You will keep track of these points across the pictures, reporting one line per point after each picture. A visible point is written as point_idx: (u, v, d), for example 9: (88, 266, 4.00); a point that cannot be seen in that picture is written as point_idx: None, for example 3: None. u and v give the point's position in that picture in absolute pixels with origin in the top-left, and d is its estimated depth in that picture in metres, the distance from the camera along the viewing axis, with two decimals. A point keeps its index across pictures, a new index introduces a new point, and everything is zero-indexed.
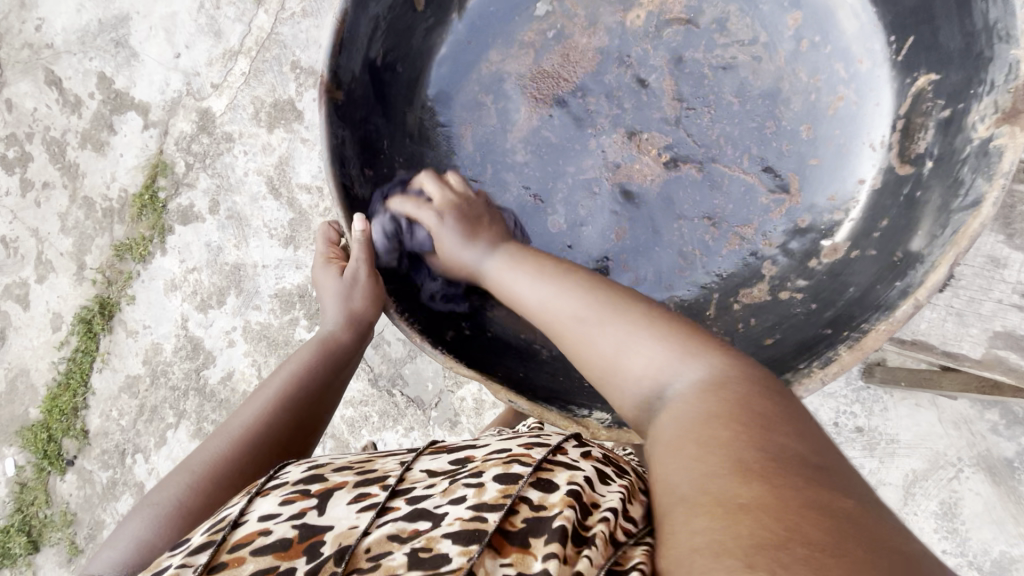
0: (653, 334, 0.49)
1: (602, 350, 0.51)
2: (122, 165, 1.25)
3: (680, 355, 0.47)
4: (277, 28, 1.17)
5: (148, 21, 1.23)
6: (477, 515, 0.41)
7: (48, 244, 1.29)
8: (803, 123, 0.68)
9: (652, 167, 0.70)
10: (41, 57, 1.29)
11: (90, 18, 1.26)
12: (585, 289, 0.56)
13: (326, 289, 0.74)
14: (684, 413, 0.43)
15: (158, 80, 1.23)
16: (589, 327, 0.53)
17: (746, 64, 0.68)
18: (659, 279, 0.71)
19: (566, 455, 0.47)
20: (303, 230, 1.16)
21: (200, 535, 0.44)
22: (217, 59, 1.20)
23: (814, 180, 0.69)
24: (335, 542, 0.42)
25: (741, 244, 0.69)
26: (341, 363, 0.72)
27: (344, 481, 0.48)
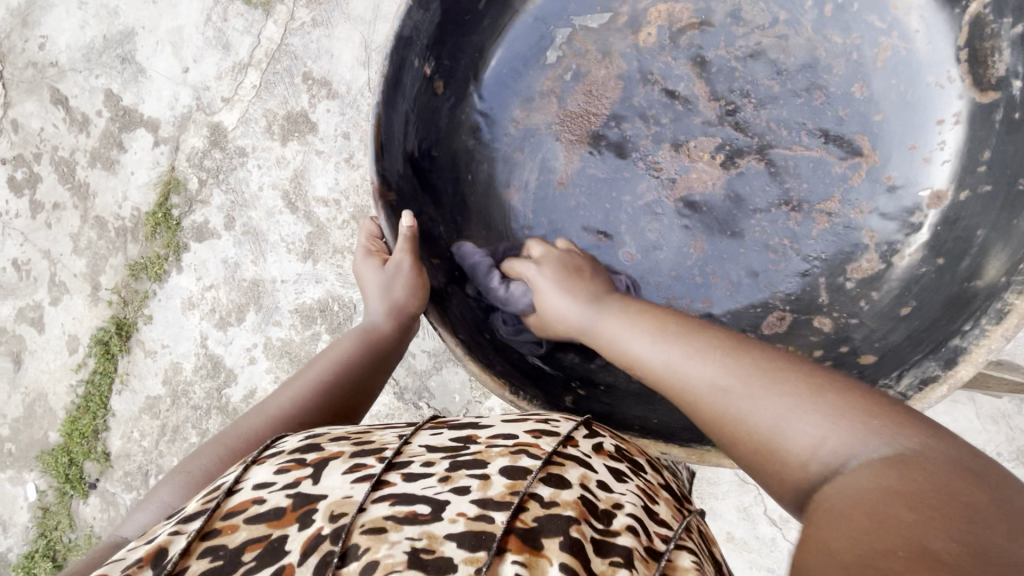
0: (823, 405, 0.45)
1: (756, 418, 0.47)
2: (134, 184, 1.24)
3: (852, 429, 0.43)
4: (287, 39, 1.15)
5: (154, 36, 1.21)
6: (483, 515, 0.39)
7: (61, 265, 1.27)
8: (850, 84, 0.65)
9: (709, 172, 0.68)
10: (45, 75, 1.27)
11: (95, 34, 1.24)
12: (716, 344, 0.53)
13: (368, 275, 0.72)
14: (853, 493, 0.39)
15: (167, 96, 1.21)
16: (739, 394, 0.49)
17: (773, 45, 0.66)
18: (755, 281, 0.68)
19: (578, 449, 0.47)
20: (322, 244, 1.14)
21: (194, 504, 0.41)
22: (226, 72, 1.18)
23: (885, 136, 0.65)
24: (329, 511, 0.39)
25: (829, 221, 0.66)
26: (383, 354, 0.70)
27: (340, 451, 0.45)
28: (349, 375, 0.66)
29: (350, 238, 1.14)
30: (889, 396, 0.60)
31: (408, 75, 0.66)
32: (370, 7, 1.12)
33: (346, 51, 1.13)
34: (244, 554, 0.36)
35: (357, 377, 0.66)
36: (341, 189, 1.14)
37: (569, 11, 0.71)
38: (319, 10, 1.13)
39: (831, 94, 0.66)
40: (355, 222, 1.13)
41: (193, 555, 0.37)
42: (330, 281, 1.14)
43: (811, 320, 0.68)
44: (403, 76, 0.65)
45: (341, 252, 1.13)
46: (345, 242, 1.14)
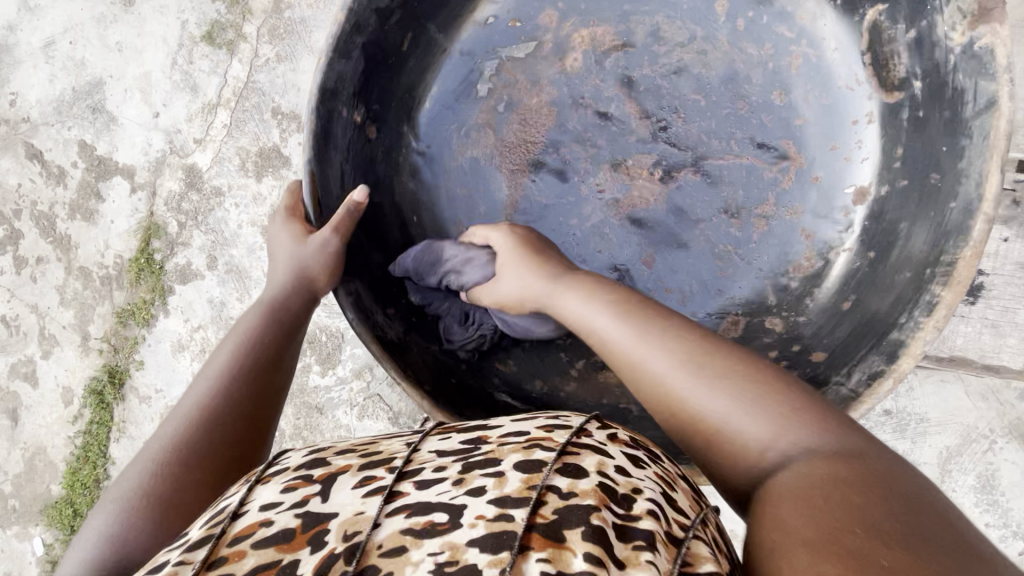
0: (751, 392, 0.45)
1: (693, 402, 0.46)
2: (115, 232, 1.24)
3: (777, 415, 0.44)
4: (253, 76, 1.16)
5: (122, 84, 1.22)
6: (502, 514, 0.36)
7: (49, 318, 1.28)
8: (769, 93, 0.70)
9: (650, 189, 0.72)
10: (19, 131, 1.27)
11: (64, 87, 1.25)
12: (653, 325, 0.52)
13: (282, 248, 0.68)
14: (790, 473, 0.40)
15: (140, 142, 1.22)
16: (679, 379, 0.47)
17: (693, 61, 0.70)
18: (705, 288, 0.72)
19: (593, 436, 0.43)
20: None
21: (196, 530, 0.39)
22: (196, 114, 1.19)
23: (808, 138, 0.70)
24: (341, 531, 0.37)
25: (767, 224, 0.71)
26: (299, 321, 0.65)
27: (348, 464, 0.42)
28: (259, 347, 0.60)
29: None
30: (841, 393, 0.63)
31: (338, 125, 0.68)
32: None
33: None
34: None
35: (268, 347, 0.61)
36: None
37: (493, 44, 0.74)
38: (282, 44, 1.14)
39: (753, 105, 0.70)
40: None
41: None
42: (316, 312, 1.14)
43: (763, 321, 0.72)
44: (332, 128, 0.67)
45: None
46: None
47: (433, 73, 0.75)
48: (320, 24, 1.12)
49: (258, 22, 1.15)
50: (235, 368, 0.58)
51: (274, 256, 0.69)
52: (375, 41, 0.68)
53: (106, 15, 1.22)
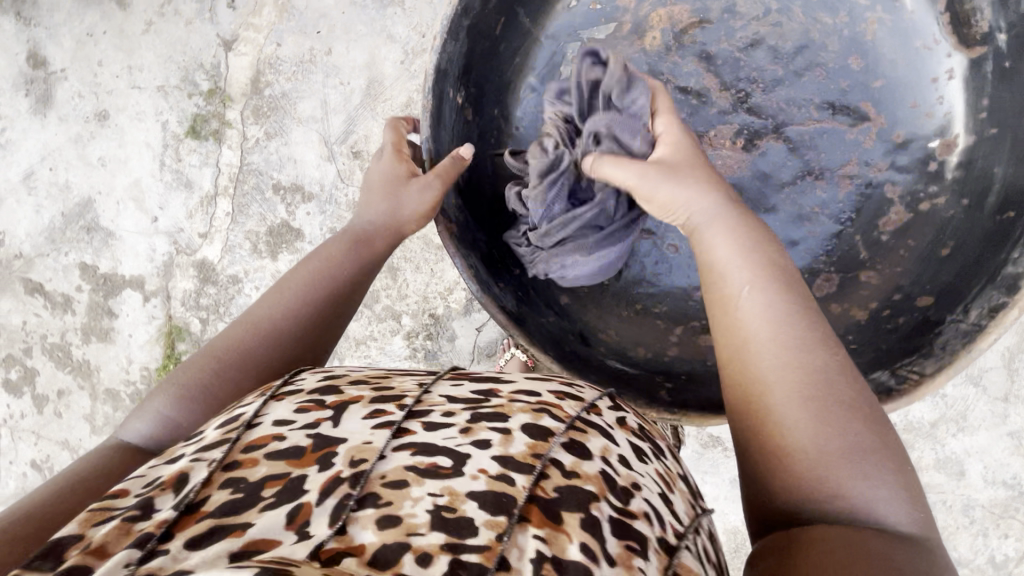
0: (890, 467, 0.42)
1: (803, 429, 0.43)
2: (135, 345, 1.22)
3: (881, 480, 0.42)
4: (247, 158, 1.16)
5: (113, 197, 1.21)
6: (503, 473, 0.41)
7: (83, 450, 1.23)
8: (847, 53, 0.68)
9: (735, 155, 0.71)
10: (14, 269, 1.25)
11: (52, 214, 1.23)
12: (795, 330, 0.47)
13: (382, 182, 0.71)
14: (858, 542, 0.39)
15: (144, 250, 1.20)
16: (803, 392, 0.44)
17: (769, 33, 0.69)
18: (794, 247, 0.72)
19: (601, 417, 0.48)
20: (343, 340, 1.13)
21: (214, 433, 0.43)
22: (195, 209, 1.18)
23: (888, 100, 0.68)
24: (348, 456, 0.41)
25: (852, 184, 0.70)
26: (371, 261, 0.68)
27: (360, 395, 0.47)
28: (333, 278, 0.64)
29: (368, 326, 1.12)
30: (963, 328, 0.64)
31: (447, 106, 0.70)
32: (319, 104, 1.13)
33: (309, 152, 1.14)
34: (265, 489, 0.39)
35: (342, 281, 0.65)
36: None
37: (575, 26, 0.73)
38: (269, 122, 1.15)
39: (830, 69, 0.68)
40: (369, 308, 1.12)
41: (214, 484, 0.39)
42: None
43: (857, 277, 0.72)
44: (443, 108, 0.69)
45: (364, 342, 1.12)
46: (364, 331, 1.12)
47: (517, 64, 0.75)
48: (302, 93, 1.14)
49: (240, 106, 1.16)
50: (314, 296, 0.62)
51: (371, 183, 0.72)
52: (478, 26, 0.69)
53: (83, 134, 1.22)
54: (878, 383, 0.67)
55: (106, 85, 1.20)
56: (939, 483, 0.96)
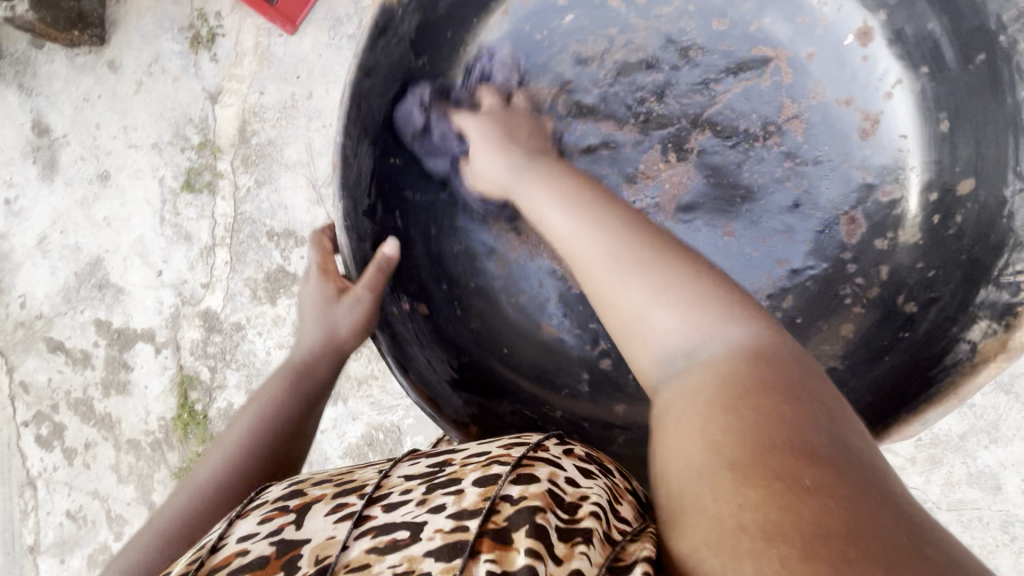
0: (685, 293, 0.46)
1: (624, 301, 0.48)
2: (151, 395, 1.26)
3: (709, 315, 0.45)
4: (240, 208, 1.18)
5: (120, 254, 1.25)
6: (459, 524, 0.38)
7: (112, 499, 1.28)
8: (707, 24, 0.66)
9: (682, 182, 0.68)
10: (36, 329, 1.31)
11: (66, 275, 1.28)
12: (600, 220, 0.52)
13: (311, 302, 0.68)
14: (708, 374, 0.41)
15: (152, 303, 1.24)
16: (621, 269, 0.49)
17: (625, 53, 0.68)
18: (803, 214, 0.67)
19: (548, 452, 0.45)
20: (345, 381, 1.14)
21: (180, 565, 0.41)
22: (196, 260, 1.21)
23: (772, 30, 0.66)
24: (311, 556, 0.39)
25: (801, 121, 0.66)
26: (317, 393, 0.66)
27: (322, 493, 0.45)
28: (278, 423, 0.62)
29: (368, 365, 1.13)
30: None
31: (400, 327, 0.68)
32: (304, 148, 1.14)
33: (297, 197, 1.15)
34: None
35: (287, 423, 0.63)
36: None
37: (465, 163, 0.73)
38: (258, 170, 1.17)
39: (706, 46, 0.67)
40: (367, 348, 1.12)
41: None
42: (366, 414, 1.13)
43: (887, 217, 0.66)
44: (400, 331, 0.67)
45: (366, 382, 1.13)
46: (365, 370, 1.13)
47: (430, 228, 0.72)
48: (287, 139, 1.15)
49: (230, 156, 1.18)
50: (253, 444, 0.61)
51: (305, 307, 0.69)
52: (381, 236, 0.67)
53: (88, 196, 1.26)
54: (984, 304, 0.59)
55: (104, 147, 1.24)
56: (973, 499, 0.90)
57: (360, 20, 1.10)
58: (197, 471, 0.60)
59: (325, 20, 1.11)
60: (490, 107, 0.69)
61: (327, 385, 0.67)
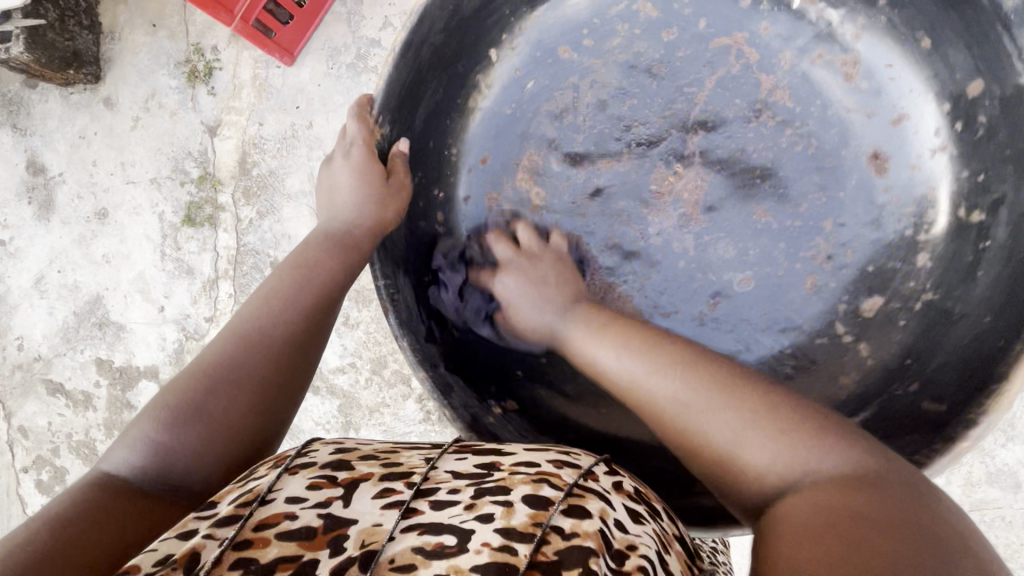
0: (768, 424, 0.48)
1: (713, 440, 0.49)
2: None
3: (796, 443, 0.47)
4: (243, 240, 1.17)
5: (120, 291, 1.23)
6: (507, 545, 0.38)
7: None
8: (658, 40, 0.69)
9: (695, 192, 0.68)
10: (34, 371, 1.28)
11: (64, 315, 1.26)
12: (667, 360, 0.55)
13: (351, 177, 0.71)
14: (801, 502, 0.43)
15: (154, 339, 1.22)
16: (700, 411, 0.50)
17: (591, 88, 0.71)
18: (827, 171, 0.66)
19: (598, 482, 0.45)
20: (356, 409, 1.12)
21: (225, 505, 0.40)
22: (199, 294, 1.20)
23: (723, 21, 0.68)
24: (358, 539, 0.38)
25: (783, 93, 0.67)
26: (357, 260, 0.67)
27: (371, 471, 0.44)
28: (314, 279, 0.63)
29: (380, 393, 1.12)
30: None
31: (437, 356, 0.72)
32: (306, 178, 1.13)
33: (301, 226, 1.14)
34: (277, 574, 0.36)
35: (325, 277, 0.63)
36: (351, 352, 1.12)
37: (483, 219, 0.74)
38: (260, 201, 1.16)
39: (664, 60, 0.69)
40: (378, 375, 1.11)
41: (224, 566, 0.36)
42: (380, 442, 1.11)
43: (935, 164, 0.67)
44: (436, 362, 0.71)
45: (378, 410, 1.11)
46: (376, 398, 1.12)
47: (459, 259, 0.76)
48: (289, 169, 1.14)
49: (231, 189, 1.18)
50: (297, 305, 0.60)
51: (339, 185, 0.72)
52: (410, 270, 0.73)
53: (85, 234, 1.25)
54: None
55: (102, 184, 1.23)
56: (995, 499, 0.90)
57: (358, 50, 1.11)
58: (233, 319, 0.58)
59: (323, 50, 1.12)
60: (506, 261, 0.72)
61: (362, 248, 0.68)
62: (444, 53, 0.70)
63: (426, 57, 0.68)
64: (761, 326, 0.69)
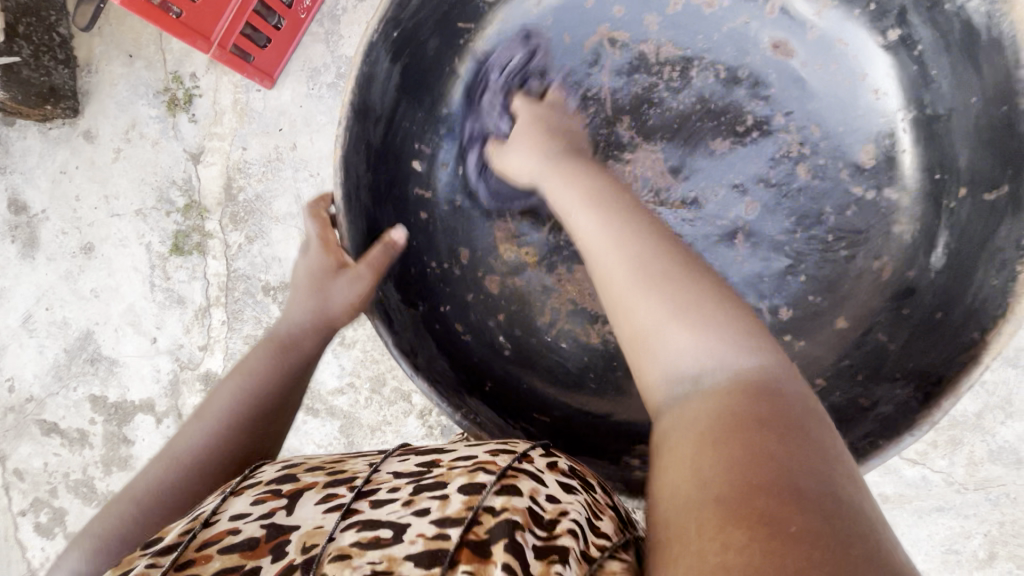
0: (710, 318, 0.43)
1: (641, 315, 0.45)
2: None
3: (732, 341, 0.42)
4: (233, 265, 1.16)
5: (110, 325, 1.21)
6: (440, 532, 0.37)
7: None
8: (541, 71, 0.69)
9: (660, 176, 0.66)
10: (27, 412, 1.26)
11: (55, 352, 1.24)
12: (620, 226, 0.51)
13: (307, 278, 0.69)
14: (724, 400, 0.38)
15: (148, 372, 1.20)
16: (638, 283, 0.46)
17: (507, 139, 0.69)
18: (745, 77, 0.65)
19: (531, 463, 0.43)
20: (357, 429, 1.11)
21: (172, 533, 0.40)
22: (191, 322, 1.18)
23: (587, 20, 0.68)
24: (299, 543, 0.38)
25: (655, 49, 0.67)
26: (299, 369, 0.66)
27: (314, 480, 0.43)
28: (256, 396, 0.62)
29: (380, 412, 1.11)
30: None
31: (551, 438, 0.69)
32: (292, 200, 1.13)
33: (291, 248, 1.14)
34: None
35: (265, 395, 0.62)
36: (349, 371, 1.11)
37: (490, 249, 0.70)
38: (247, 226, 1.15)
39: (558, 85, 0.68)
40: (378, 393, 1.11)
41: None
42: None
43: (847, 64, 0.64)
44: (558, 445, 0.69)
45: (379, 428, 1.11)
46: (377, 417, 1.11)
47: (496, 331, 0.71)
48: (274, 192, 1.14)
49: (217, 215, 1.17)
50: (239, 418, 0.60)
51: (297, 281, 0.70)
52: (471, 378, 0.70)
53: (72, 269, 1.23)
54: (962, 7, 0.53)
55: (86, 218, 1.22)
56: (999, 476, 0.91)
57: (339, 69, 1.11)
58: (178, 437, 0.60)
59: (302, 72, 1.12)
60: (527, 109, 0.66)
61: (307, 358, 0.67)
62: (380, 183, 0.67)
63: (367, 197, 0.65)
64: (786, 231, 0.65)
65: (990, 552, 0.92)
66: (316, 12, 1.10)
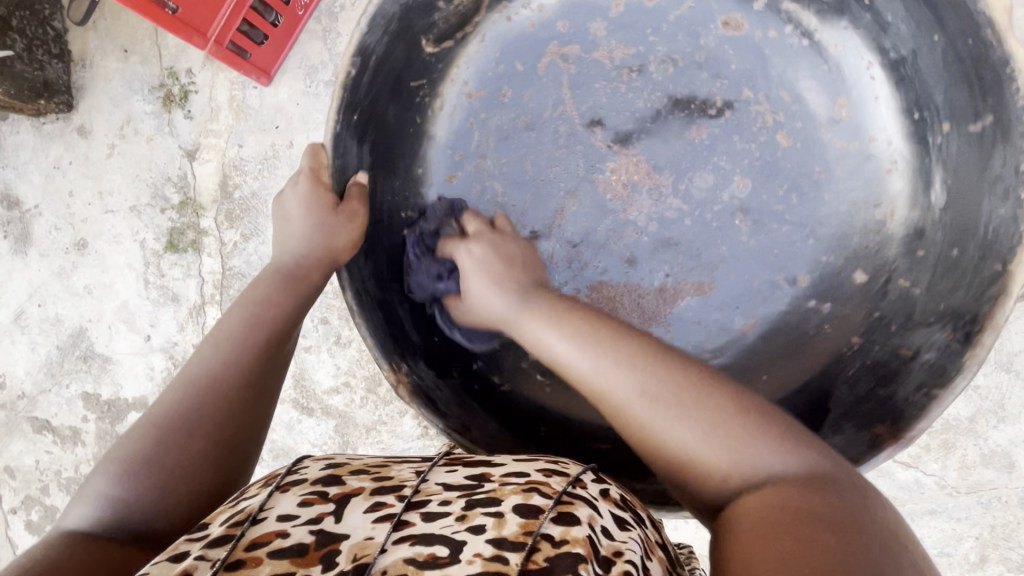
0: (719, 420, 0.48)
1: (674, 440, 0.48)
2: None
3: (743, 442, 0.46)
4: (228, 263, 1.16)
5: (103, 323, 1.20)
6: (498, 556, 0.37)
7: None
8: (501, 103, 0.73)
9: (642, 168, 0.70)
10: (19, 410, 1.25)
11: (47, 349, 1.23)
12: (625, 352, 0.53)
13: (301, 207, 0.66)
14: (773, 501, 0.42)
15: (141, 369, 1.20)
16: (652, 408, 0.49)
17: (491, 157, 0.73)
18: (706, 56, 0.68)
19: (587, 489, 0.43)
20: (353, 429, 1.11)
21: (218, 527, 0.39)
22: (186, 320, 1.18)
23: (531, 49, 0.72)
24: (350, 553, 0.37)
25: (609, 59, 0.70)
26: (309, 293, 0.63)
27: (361, 485, 0.43)
28: (267, 321, 0.58)
29: (376, 411, 1.10)
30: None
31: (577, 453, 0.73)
32: None
33: None
34: None
35: (276, 321, 0.59)
36: (345, 371, 1.11)
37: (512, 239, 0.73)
38: (244, 223, 1.15)
39: (524, 109, 0.72)
40: (374, 393, 1.10)
41: None
42: None
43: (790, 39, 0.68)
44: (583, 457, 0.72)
45: (374, 428, 1.10)
46: (372, 417, 1.11)
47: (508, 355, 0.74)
48: (271, 190, 1.13)
49: (213, 213, 1.16)
50: (251, 341, 0.56)
51: (287, 212, 0.67)
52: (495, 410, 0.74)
53: (65, 266, 1.22)
54: None
55: (79, 214, 1.21)
56: (991, 480, 0.91)
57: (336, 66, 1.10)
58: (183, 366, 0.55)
59: (299, 69, 1.11)
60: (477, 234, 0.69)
61: (314, 286, 0.64)
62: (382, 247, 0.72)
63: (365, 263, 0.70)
64: (780, 200, 0.68)
65: (982, 555, 0.93)
66: (313, 9, 1.09)
